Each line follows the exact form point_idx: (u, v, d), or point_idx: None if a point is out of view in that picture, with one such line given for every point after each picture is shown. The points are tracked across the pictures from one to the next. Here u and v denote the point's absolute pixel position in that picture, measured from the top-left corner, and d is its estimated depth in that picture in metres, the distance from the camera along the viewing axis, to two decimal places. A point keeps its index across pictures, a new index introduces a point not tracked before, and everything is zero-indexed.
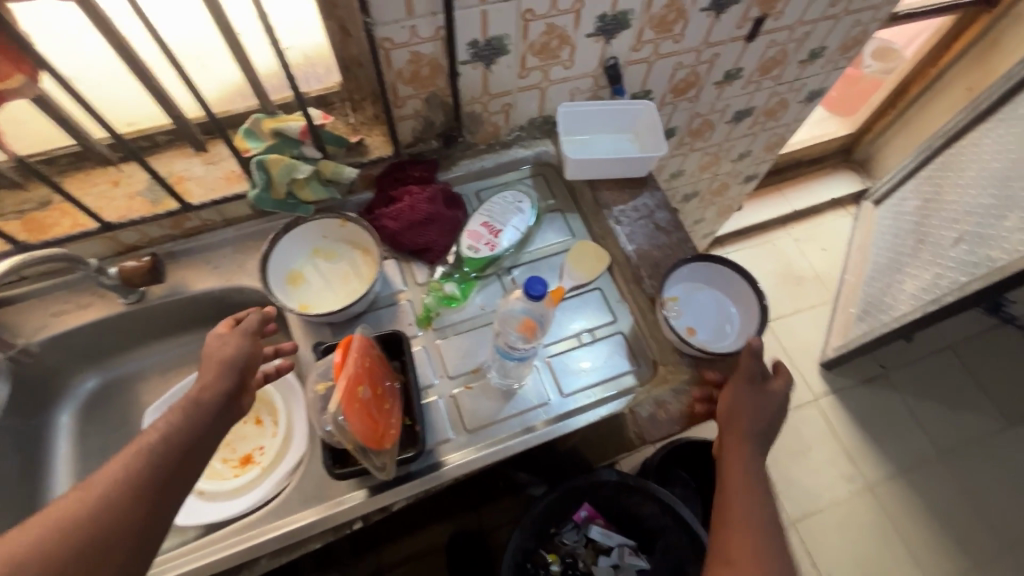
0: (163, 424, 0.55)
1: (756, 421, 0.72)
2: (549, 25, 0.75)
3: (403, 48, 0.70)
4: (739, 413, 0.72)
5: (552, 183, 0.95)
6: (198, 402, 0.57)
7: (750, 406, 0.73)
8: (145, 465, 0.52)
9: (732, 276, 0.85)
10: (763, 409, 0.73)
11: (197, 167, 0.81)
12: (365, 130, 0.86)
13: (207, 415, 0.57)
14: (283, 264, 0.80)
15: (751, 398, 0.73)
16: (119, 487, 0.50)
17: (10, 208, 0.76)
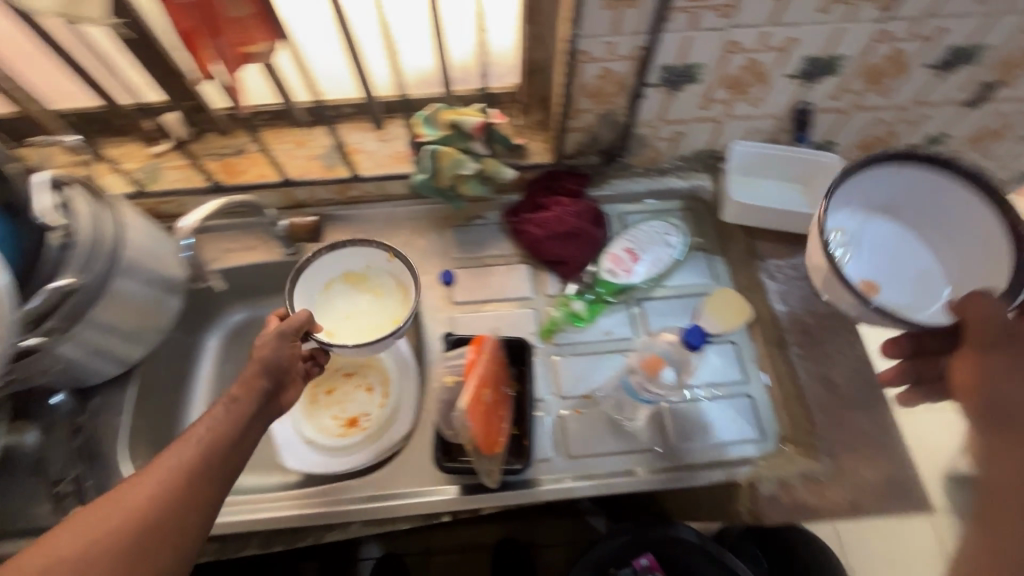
0: (190, 440, 0.53)
1: (1022, 359, 0.52)
2: (751, 60, 0.71)
3: (596, 63, 0.69)
4: (995, 376, 0.53)
5: (702, 220, 0.89)
6: (231, 410, 0.56)
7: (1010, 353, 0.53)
8: (181, 480, 0.50)
9: (933, 178, 0.69)
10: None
11: (370, 142, 0.86)
12: (528, 133, 0.87)
13: (242, 420, 0.56)
14: (315, 280, 0.79)
15: (1015, 339, 0.53)
16: (158, 499, 0.49)
17: (213, 149, 0.85)
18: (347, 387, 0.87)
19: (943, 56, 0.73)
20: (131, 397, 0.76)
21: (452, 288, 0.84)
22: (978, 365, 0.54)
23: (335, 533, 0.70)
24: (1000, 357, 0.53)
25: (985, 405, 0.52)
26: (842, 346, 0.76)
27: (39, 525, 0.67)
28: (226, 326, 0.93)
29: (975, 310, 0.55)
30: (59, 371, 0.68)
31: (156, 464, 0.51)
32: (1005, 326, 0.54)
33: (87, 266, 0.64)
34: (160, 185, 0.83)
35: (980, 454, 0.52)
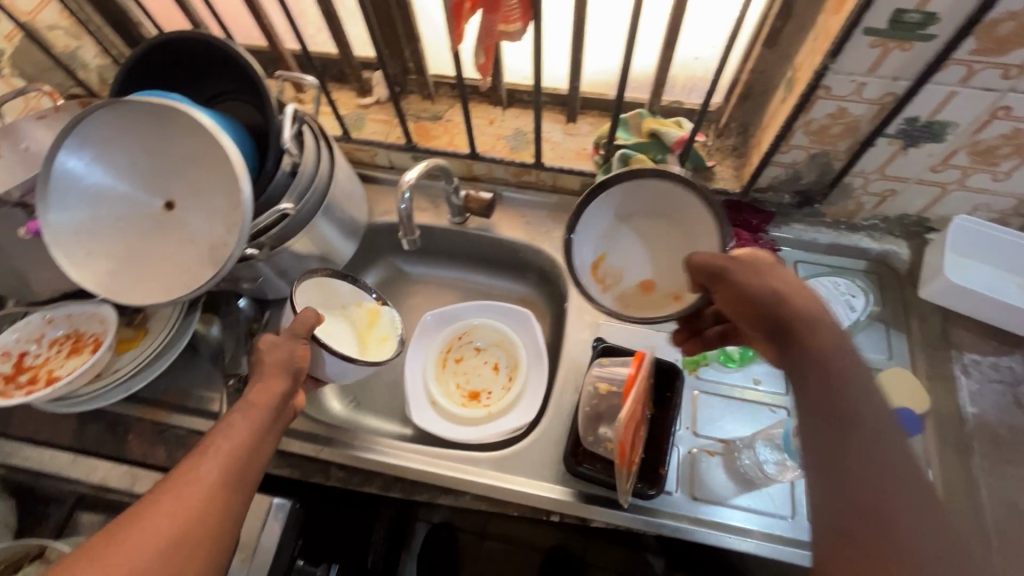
0: (215, 452, 0.52)
1: (812, 306, 0.49)
2: (1017, 130, 0.62)
3: (833, 100, 0.64)
4: (791, 314, 0.49)
5: (887, 290, 0.81)
6: (248, 417, 0.56)
7: (817, 304, 0.49)
8: (208, 497, 0.48)
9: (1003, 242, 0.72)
10: (797, 290, 0.50)
11: (557, 133, 0.87)
12: (718, 157, 0.84)
13: (259, 427, 0.55)
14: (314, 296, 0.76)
15: (778, 274, 0.52)
16: (184, 519, 0.47)
17: (413, 111, 0.91)
18: (476, 361, 0.90)
19: None
20: None
21: None
22: (754, 302, 0.51)
23: (446, 498, 0.73)
24: (789, 307, 0.49)
25: (817, 362, 0.45)
26: None
27: (207, 408, 0.76)
28: (380, 275, 0.99)
29: (744, 262, 0.53)
30: (255, 281, 0.76)
31: (170, 484, 0.48)
32: (754, 261, 0.53)
33: (301, 197, 0.70)
34: (361, 134, 0.90)
35: (807, 407, 0.44)
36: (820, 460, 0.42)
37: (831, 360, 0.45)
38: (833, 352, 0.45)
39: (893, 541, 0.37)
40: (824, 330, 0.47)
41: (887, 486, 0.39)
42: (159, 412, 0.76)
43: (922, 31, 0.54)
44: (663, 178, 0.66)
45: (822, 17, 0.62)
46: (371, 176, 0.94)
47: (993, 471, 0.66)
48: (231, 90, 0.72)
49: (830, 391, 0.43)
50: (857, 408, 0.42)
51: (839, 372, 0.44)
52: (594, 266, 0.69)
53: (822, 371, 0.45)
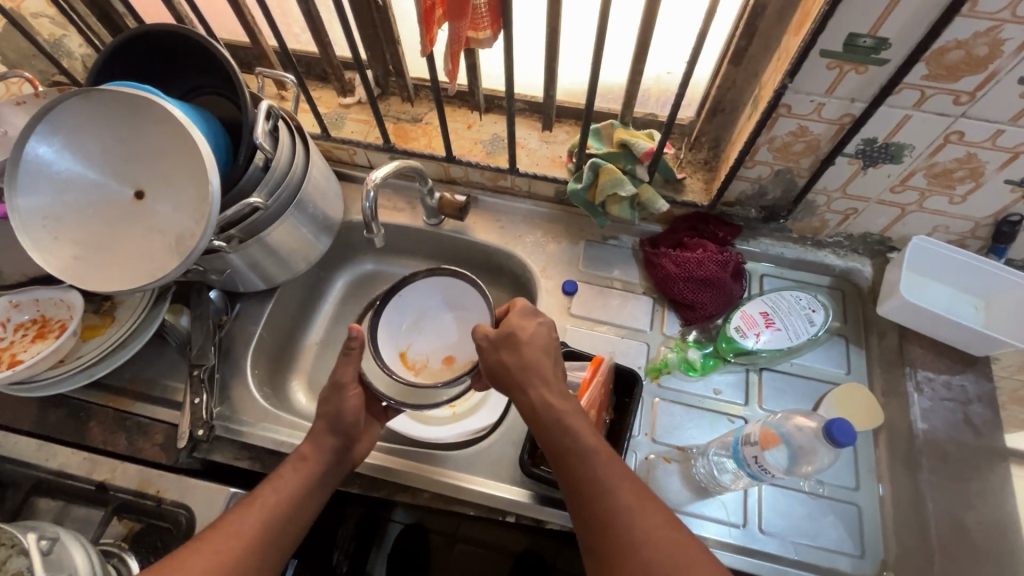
0: (259, 503, 0.58)
1: (537, 366, 0.59)
2: (969, 154, 0.64)
3: (794, 119, 0.66)
4: (520, 382, 0.58)
5: (849, 305, 0.83)
6: (302, 475, 0.61)
7: (545, 361, 0.59)
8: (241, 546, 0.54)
9: (961, 265, 0.75)
10: (529, 354, 0.59)
11: (533, 140, 0.89)
12: (689, 170, 0.86)
13: (303, 485, 0.60)
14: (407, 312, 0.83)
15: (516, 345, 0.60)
16: (224, 559, 0.53)
17: (394, 113, 0.92)
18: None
19: None
20: (267, 311, 0.84)
21: (571, 299, 0.85)
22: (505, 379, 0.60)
23: (405, 495, 0.73)
24: (519, 376, 0.58)
25: (545, 427, 0.55)
26: (986, 491, 0.67)
27: (172, 398, 0.77)
28: (356, 272, 1.00)
29: (492, 338, 0.62)
30: (223, 274, 0.76)
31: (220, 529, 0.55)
32: (500, 333, 0.62)
33: (272, 192, 0.71)
34: (340, 133, 0.91)
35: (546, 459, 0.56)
36: (573, 503, 0.53)
37: (557, 419, 0.55)
38: (544, 407, 0.56)
39: (623, 548, 0.48)
40: (546, 392, 0.57)
41: (609, 507, 0.50)
42: (123, 400, 0.76)
43: (875, 55, 0.56)
44: (454, 275, 0.81)
45: (786, 38, 0.63)
46: (348, 175, 0.95)
47: (939, 486, 0.67)
48: (214, 85, 0.73)
49: (557, 446, 0.54)
50: (586, 455, 0.52)
51: (558, 424, 0.55)
52: (401, 356, 0.81)
53: (552, 430, 0.55)
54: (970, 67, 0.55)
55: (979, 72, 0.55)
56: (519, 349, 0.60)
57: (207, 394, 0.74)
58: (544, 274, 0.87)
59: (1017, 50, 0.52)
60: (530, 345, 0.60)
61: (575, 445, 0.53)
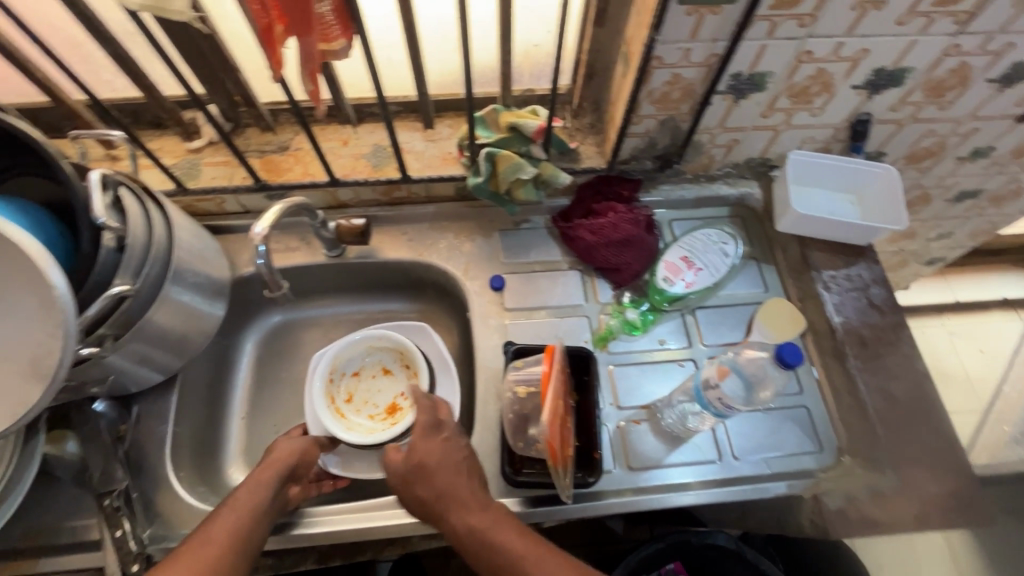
0: (275, 461, 0.66)
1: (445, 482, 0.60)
2: (819, 70, 0.70)
3: (667, 68, 0.67)
4: (444, 510, 0.59)
5: (750, 228, 0.89)
6: (286, 456, 0.67)
7: (466, 483, 0.60)
8: (278, 485, 0.63)
9: (831, 169, 0.83)
10: (432, 487, 0.60)
11: (417, 142, 0.84)
12: (580, 137, 0.85)
13: (295, 456, 0.68)
14: (378, 360, 0.85)
15: (423, 474, 0.61)
16: (242, 509, 0.58)
17: (255, 146, 0.82)
18: (373, 385, 0.85)
19: (1007, 71, 0.73)
20: (175, 403, 0.74)
21: (502, 293, 0.83)
22: (430, 515, 0.60)
23: (394, 548, 0.69)
24: (440, 510, 0.59)
25: (476, 547, 0.57)
26: (901, 359, 0.75)
27: (86, 539, 0.65)
28: (264, 328, 0.90)
29: (414, 484, 0.61)
30: (107, 382, 0.65)
31: (250, 479, 0.62)
32: (416, 473, 0.61)
33: (137, 273, 0.60)
34: (199, 182, 0.80)
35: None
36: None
37: (495, 550, 0.56)
38: (486, 539, 0.57)
39: None
40: (472, 522, 0.58)
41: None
42: (24, 561, 0.64)
43: None
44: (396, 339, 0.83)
45: None
46: (223, 226, 0.84)
47: (865, 368, 0.74)
48: (19, 165, 0.60)
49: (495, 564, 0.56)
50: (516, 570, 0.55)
51: (487, 545, 0.56)
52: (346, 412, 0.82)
53: (486, 557, 0.56)
54: None
55: None
56: (437, 473, 0.61)
57: (128, 522, 0.64)
58: (468, 276, 0.84)
59: None
60: (441, 470, 0.61)
61: (505, 549, 0.56)
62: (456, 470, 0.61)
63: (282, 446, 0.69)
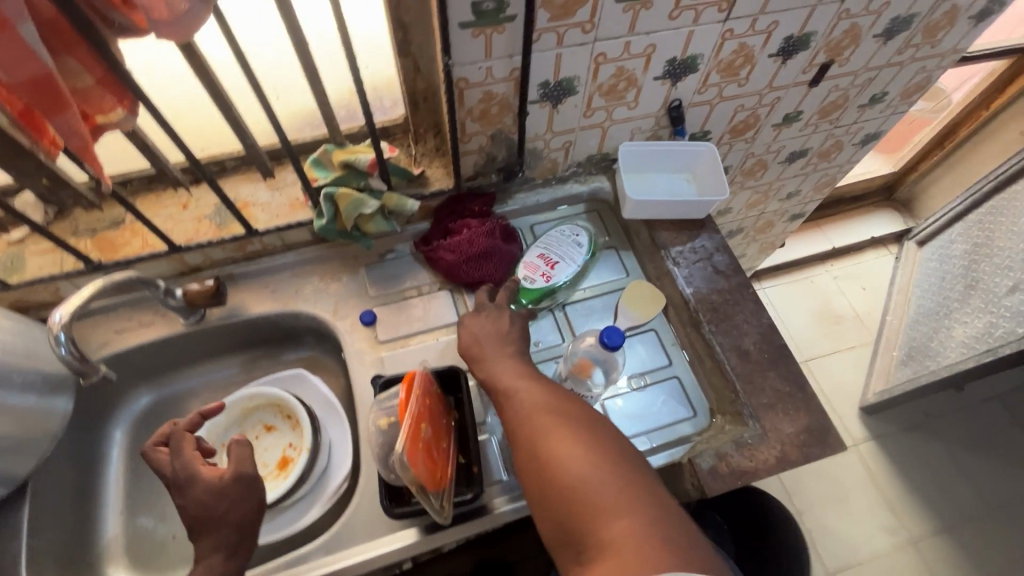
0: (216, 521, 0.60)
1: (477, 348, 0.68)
2: (619, 68, 0.76)
3: (476, 87, 0.70)
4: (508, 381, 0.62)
5: (606, 220, 0.94)
6: (228, 506, 0.61)
7: (493, 348, 0.67)
8: (225, 549, 0.59)
9: (664, 153, 0.90)
10: (505, 390, 0.61)
11: (262, 193, 0.83)
12: (426, 161, 0.87)
13: (240, 504, 0.61)
14: (259, 419, 0.83)
15: (489, 380, 0.64)
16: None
17: (85, 226, 0.79)
18: (259, 445, 0.82)
19: (782, 45, 0.82)
20: (29, 514, 0.68)
21: (375, 327, 0.82)
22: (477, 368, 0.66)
23: None
24: (504, 385, 0.62)
25: (496, 378, 0.63)
26: (748, 315, 0.81)
27: None
28: (135, 411, 0.85)
29: (482, 353, 0.67)
30: None
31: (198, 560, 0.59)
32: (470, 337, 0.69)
33: None
34: (24, 275, 0.75)
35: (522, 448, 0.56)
36: (526, 470, 0.55)
37: (513, 397, 0.60)
38: (505, 383, 0.62)
39: (566, 498, 0.50)
40: (501, 372, 0.64)
41: (545, 434, 0.55)
42: None
43: (503, 14, 0.62)
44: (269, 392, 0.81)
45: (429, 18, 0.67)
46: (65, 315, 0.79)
47: (720, 331, 0.80)
48: None
49: (517, 418, 0.58)
50: (528, 423, 0.57)
51: (503, 388, 0.62)
52: None
53: (514, 410, 0.59)
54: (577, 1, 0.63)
55: (586, 2, 0.64)
56: (493, 329, 0.69)
57: None
58: (338, 316, 0.83)
59: None
60: (489, 342, 0.68)
61: (544, 433, 0.55)
62: (495, 347, 0.67)
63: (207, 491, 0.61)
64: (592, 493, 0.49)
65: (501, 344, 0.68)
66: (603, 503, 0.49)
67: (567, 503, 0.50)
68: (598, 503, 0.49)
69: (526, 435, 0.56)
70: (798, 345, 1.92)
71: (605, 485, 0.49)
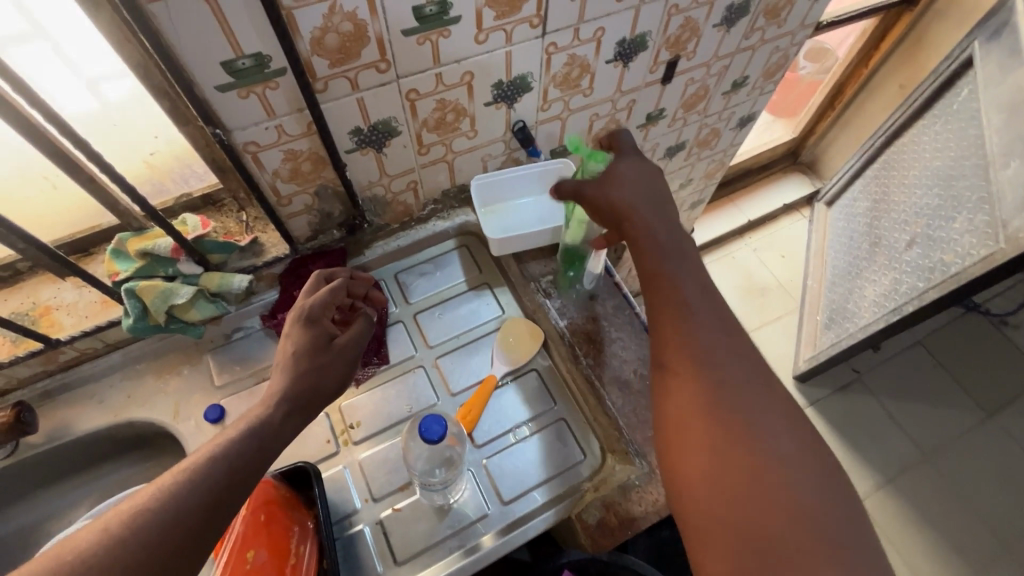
0: (270, 394, 0.54)
1: (676, 302, 0.59)
2: (439, 101, 0.68)
3: (272, 148, 0.62)
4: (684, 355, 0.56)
5: (476, 254, 0.87)
6: (294, 377, 0.55)
7: (685, 277, 0.61)
8: (265, 426, 0.51)
9: (497, 182, 0.84)
10: (692, 368, 0.55)
11: (67, 293, 0.73)
12: (259, 226, 0.78)
13: (301, 375, 0.55)
14: None
15: (687, 353, 0.56)
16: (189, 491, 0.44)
17: None
18: None
19: (617, 50, 0.77)
20: None
21: (222, 422, 0.72)
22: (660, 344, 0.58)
23: None
24: (675, 370, 0.56)
25: (673, 357, 0.57)
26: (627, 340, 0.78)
27: None
28: None
29: (666, 323, 0.59)
30: None
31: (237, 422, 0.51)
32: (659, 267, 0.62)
33: None
34: None
35: (699, 433, 0.52)
36: (686, 459, 0.52)
37: (699, 387, 0.54)
38: (697, 368, 0.55)
39: (759, 505, 0.47)
40: (684, 351, 0.56)
41: (734, 438, 0.51)
42: None
43: (267, 69, 0.54)
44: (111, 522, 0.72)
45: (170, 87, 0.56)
46: None
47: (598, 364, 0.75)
48: None
49: (713, 410, 0.52)
50: (726, 426, 0.51)
51: (695, 369, 0.55)
52: None
53: (702, 411, 0.53)
54: (355, 41, 0.56)
55: (368, 41, 0.57)
56: (662, 254, 0.63)
57: None
58: (179, 419, 0.73)
59: (371, 13, 0.54)
60: (653, 246, 0.63)
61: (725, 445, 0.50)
62: (712, 320, 0.58)
63: (304, 332, 0.58)
64: (780, 496, 0.47)
65: (659, 201, 0.67)
66: (799, 519, 0.46)
67: (754, 501, 0.48)
68: (774, 495, 0.47)
69: (696, 427, 0.52)
70: None
71: (794, 485, 0.48)
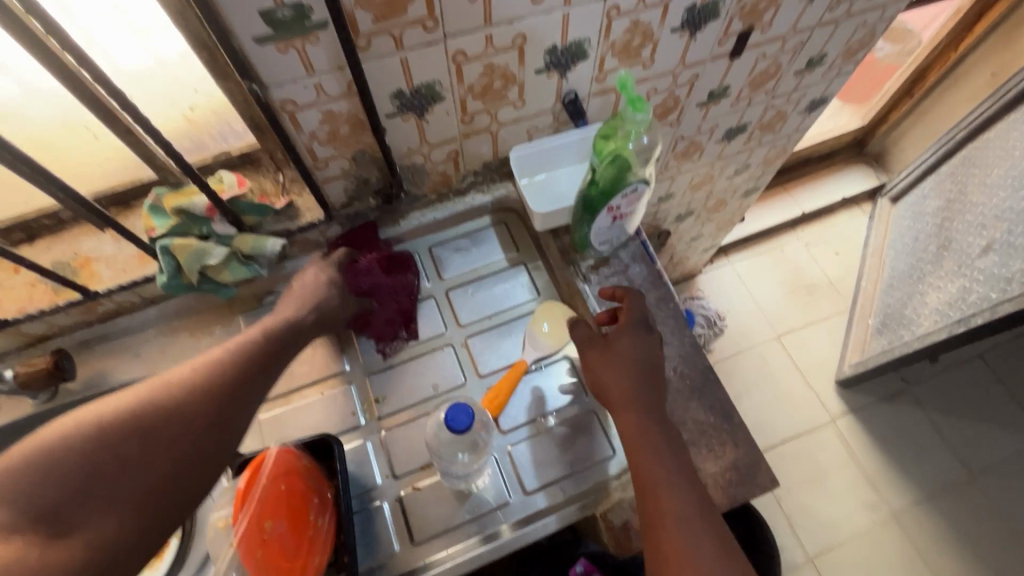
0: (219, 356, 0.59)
1: (647, 457, 0.59)
2: (487, 66, 0.64)
3: (310, 109, 0.59)
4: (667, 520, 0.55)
5: (515, 232, 0.83)
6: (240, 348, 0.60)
7: (655, 425, 0.61)
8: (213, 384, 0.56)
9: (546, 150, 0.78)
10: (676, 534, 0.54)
11: (107, 246, 0.73)
12: (296, 189, 0.76)
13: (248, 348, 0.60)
14: None
15: (668, 520, 0.55)
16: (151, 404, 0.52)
17: None
18: None
19: (685, 17, 0.70)
20: None
21: None
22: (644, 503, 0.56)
23: None
24: (658, 533, 0.55)
25: (656, 521, 0.55)
26: (669, 336, 0.74)
27: None
28: None
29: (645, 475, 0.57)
30: None
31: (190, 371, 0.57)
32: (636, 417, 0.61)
33: None
34: None
35: None
36: None
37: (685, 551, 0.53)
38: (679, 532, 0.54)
39: None
40: (665, 511, 0.55)
41: None
42: None
43: (308, 22, 0.50)
44: None
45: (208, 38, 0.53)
46: None
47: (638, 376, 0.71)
48: None
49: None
50: None
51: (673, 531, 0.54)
52: None
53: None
54: None
55: None
56: (639, 404, 0.62)
57: None
58: None
59: None
60: (632, 392, 0.63)
61: None
62: (684, 474, 0.58)
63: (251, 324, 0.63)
64: None
65: (653, 366, 0.66)
66: None
67: None
68: None
69: None
70: (771, 320, 1.83)
71: None
